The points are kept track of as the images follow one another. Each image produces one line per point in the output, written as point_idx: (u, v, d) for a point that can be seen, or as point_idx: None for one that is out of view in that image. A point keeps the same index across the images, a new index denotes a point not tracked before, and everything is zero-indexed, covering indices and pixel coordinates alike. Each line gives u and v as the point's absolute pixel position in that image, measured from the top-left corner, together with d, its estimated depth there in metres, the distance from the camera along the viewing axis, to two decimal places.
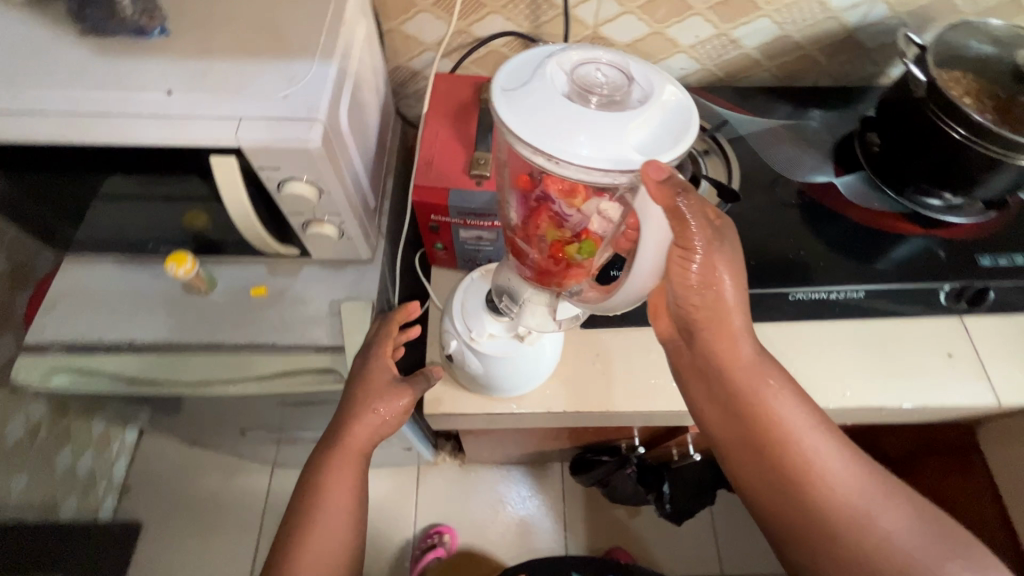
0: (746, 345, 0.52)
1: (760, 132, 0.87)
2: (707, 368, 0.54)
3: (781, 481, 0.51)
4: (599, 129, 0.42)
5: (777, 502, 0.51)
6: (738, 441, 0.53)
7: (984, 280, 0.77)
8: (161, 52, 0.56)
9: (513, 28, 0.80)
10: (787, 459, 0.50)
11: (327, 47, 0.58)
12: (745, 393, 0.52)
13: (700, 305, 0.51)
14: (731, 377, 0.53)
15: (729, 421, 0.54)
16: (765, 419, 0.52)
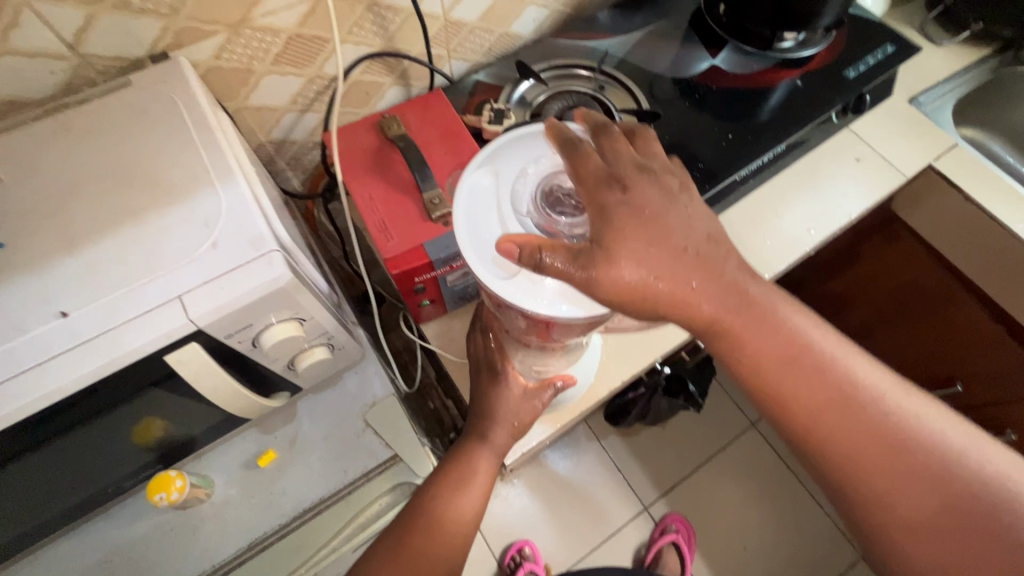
0: (834, 358, 0.46)
1: (629, 47, 0.90)
2: (794, 415, 0.45)
3: (912, 494, 0.43)
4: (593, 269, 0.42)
5: (920, 522, 0.43)
6: (837, 414, 0.44)
7: (859, 89, 0.86)
8: (10, 268, 0.42)
9: (367, 51, 0.72)
10: (917, 465, 0.43)
11: (219, 163, 0.47)
12: (849, 419, 0.44)
13: (766, 351, 0.44)
14: (827, 413, 0.44)
15: (815, 394, 0.45)
16: (879, 436, 0.44)
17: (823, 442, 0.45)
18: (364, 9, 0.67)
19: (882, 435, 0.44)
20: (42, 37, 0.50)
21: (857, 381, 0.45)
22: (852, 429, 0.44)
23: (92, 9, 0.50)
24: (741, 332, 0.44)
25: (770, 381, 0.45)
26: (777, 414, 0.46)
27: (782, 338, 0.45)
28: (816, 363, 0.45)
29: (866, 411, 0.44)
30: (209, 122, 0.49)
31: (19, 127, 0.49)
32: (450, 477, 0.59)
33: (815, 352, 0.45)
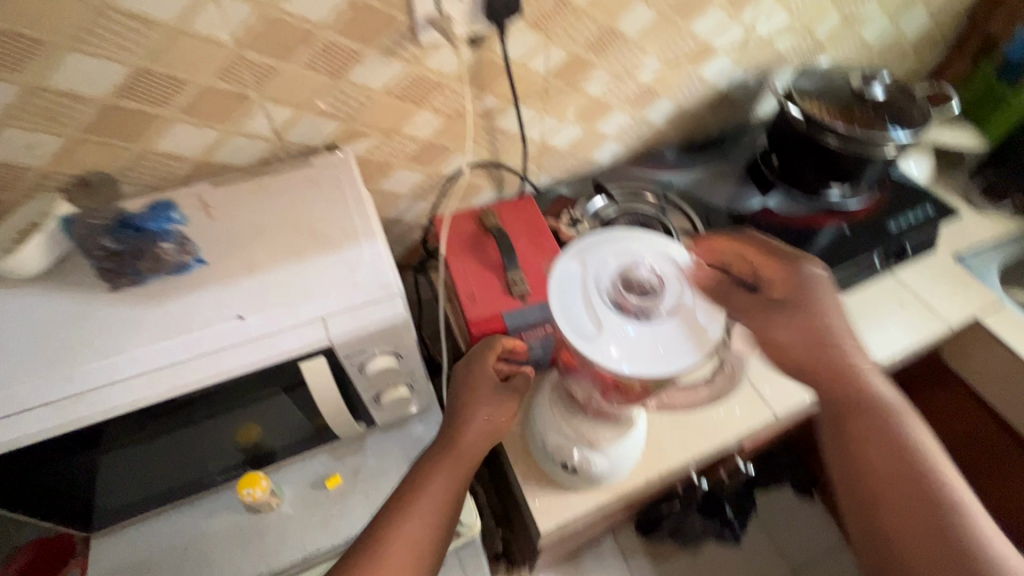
0: (897, 416, 0.53)
1: (691, 182, 1.05)
2: (842, 419, 0.54)
3: (914, 537, 0.47)
4: (660, 344, 0.47)
5: (923, 561, 0.46)
6: (880, 446, 0.52)
7: (900, 240, 0.96)
8: (208, 281, 0.56)
9: (477, 159, 0.90)
10: (930, 515, 0.48)
11: (366, 227, 0.62)
12: (884, 444, 0.52)
13: (826, 370, 0.55)
14: (869, 433, 0.53)
15: (867, 424, 0.53)
16: (906, 471, 0.50)
17: (857, 451, 0.53)
18: (482, 130, 0.86)
19: (905, 472, 0.50)
20: (262, 126, 0.69)
21: (906, 426, 0.53)
22: (883, 455, 0.51)
23: (300, 111, 0.70)
24: (814, 354, 0.56)
25: (836, 382, 0.55)
26: (831, 419, 0.55)
27: (848, 362, 0.56)
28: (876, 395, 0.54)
29: (906, 449, 0.51)
30: (364, 197, 0.65)
31: (230, 184, 0.67)
32: None
33: (878, 404, 0.54)
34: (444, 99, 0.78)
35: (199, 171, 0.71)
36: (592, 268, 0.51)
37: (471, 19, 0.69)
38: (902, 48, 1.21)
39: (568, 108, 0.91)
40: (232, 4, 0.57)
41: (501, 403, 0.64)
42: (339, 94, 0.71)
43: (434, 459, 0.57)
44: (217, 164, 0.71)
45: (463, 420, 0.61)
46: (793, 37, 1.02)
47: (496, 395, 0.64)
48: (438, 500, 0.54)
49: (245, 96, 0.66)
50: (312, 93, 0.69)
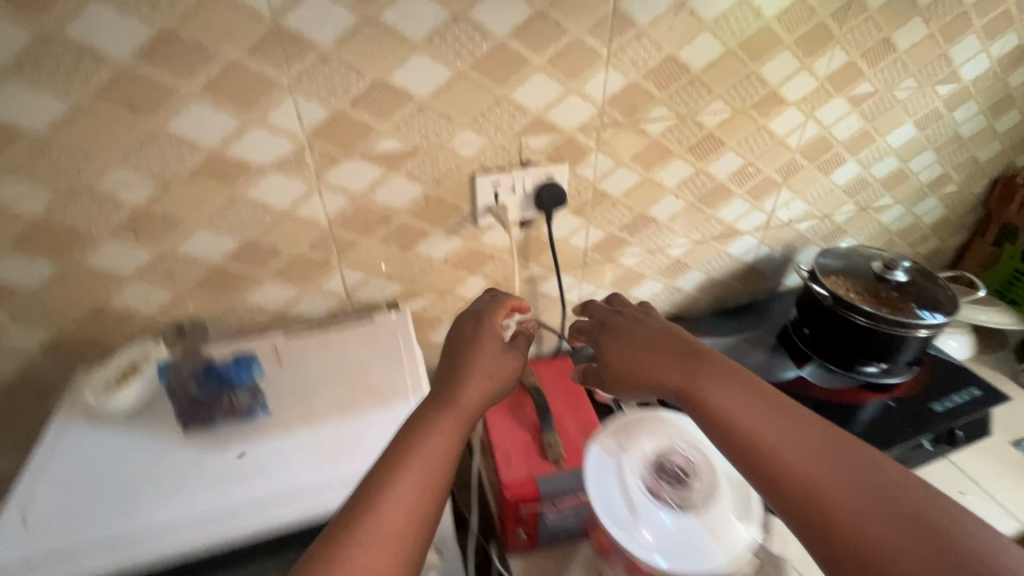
0: (766, 399, 0.49)
1: (723, 348, 1.09)
2: (729, 426, 0.49)
3: (853, 500, 0.42)
4: (692, 539, 0.50)
5: (877, 526, 0.40)
6: (755, 435, 0.48)
7: (949, 423, 0.93)
8: (265, 429, 0.61)
9: (519, 318, 0.98)
10: (849, 471, 0.43)
11: (415, 383, 0.67)
12: (773, 419, 0.48)
13: (700, 379, 0.53)
14: (740, 412, 0.49)
15: (732, 415, 0.49)
16: (793, 427, 0.47)
17: (750, 436, 0.48)
18: (526, 292, 0.95)
19: (804, 439, 0.46)
20: (335, 286, 0.80)
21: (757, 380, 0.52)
22: (776, 430, 0.47)
23: (370, 275, 0.81)
24: (686, 362, 0.55)
25: (697, 390, 0.52)
26: (716, 429, 0.50)
27: (712, 361, 0.54)
28: (731, 366, 0.53)
29: (771, 398, 0.50)
30: (415, 356, 0.71)
31: (301, 336, 0.75)
32: None
33: (750, 386, 0.51)
34: (494, 268, 0.88)
35: (276, 322, 0.80)
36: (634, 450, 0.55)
37: (523, 208, 0.81)
38: (921, 231, 1.29)
39: (605, 277, 1.00)
40: (332, 196, 0.71)
41: (508, 362, 0.57)
42: (405, 262, 0.81)
43: (433, 415, 0.50)
44: (292, 316, 0.80)
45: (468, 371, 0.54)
46: (813, 221, 1.12)
47: (504, 358, 0.58)
48: (438, 457, 0.47)
49: (327, 263, 0.77)
50: (383, 261, 0.80)
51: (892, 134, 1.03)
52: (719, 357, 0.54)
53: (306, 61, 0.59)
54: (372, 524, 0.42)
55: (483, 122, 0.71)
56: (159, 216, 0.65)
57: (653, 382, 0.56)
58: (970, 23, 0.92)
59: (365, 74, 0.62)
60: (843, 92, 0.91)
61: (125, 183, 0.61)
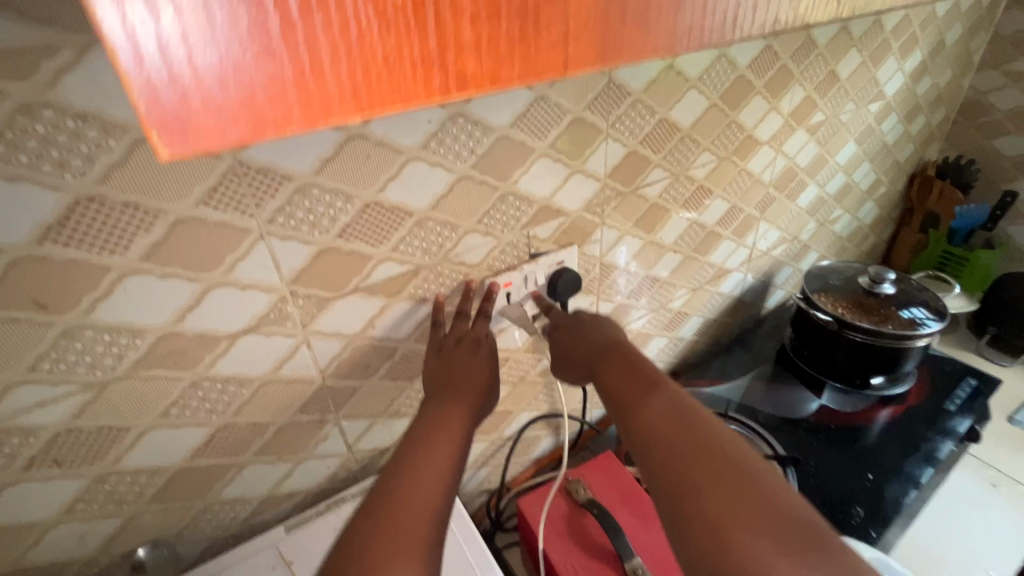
0: (675, 387, 0.47)
1: (738, 390, 1.06)
2: (630, 407, 0.46)
3: (715, 495, 0.36)
4: None
5: (741, 516, 0.34)
6: (642, 401, 0.46)
7: (964, 420, 0.96)
8: None
9: (536, 414, 0.87)
10: (713, 470, 0.37)
11: (480, 557, 0.62)
12: (661, 406, 0.44)
13: (619, 374, 0.51)
14: (641, 396, 0.46)
15: (633, 386, 0.48)
16: (675, 416, 0.43)
17: (640, 424, 0.44)
18: (542, 385, 0.84)
19: (684, 425, 0.42)
20: (334, 443, 0.64)
21: (656, 372, 0.49)
22: (662, 413, 0.43)
23: (373, 420, 0.67)
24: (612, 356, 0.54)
25: (609, 381, 0.51)
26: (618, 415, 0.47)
27: (626, 359, 0.53)
28: (642, 368, 0.50)
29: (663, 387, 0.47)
30: (467, 521, 0.65)
31: (307, 522, 0.61)
32: None
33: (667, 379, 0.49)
34: (507, 371, 0.78)
35: (263, 508, 0.62)
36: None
37: (536, 302, 0.71)
38: (864, 232, 1.37)
39: None
40: (324, 344, 0.57)
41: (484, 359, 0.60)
42: (412, 393, 0.68)
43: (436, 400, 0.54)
44: (283, 495, 0.63)
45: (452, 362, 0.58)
46: (785, 245, 1.14)
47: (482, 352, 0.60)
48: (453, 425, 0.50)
49: (321, 421, 0.62)
50: (388, 399, 0.66)
51: (839, 154, 1.08)
52: (640, 358, 0.53)
53: (281, 197, 0.46)
54: (402, 510, 0.39)
55: (488, 223, 0.61)
56: (95, 430, 0.47)
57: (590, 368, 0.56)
58: (888, 46, 0.99)
59: (355, 199, 0.50)
60: (802, 124, 0.93)
61: (37, 402, 0.43)
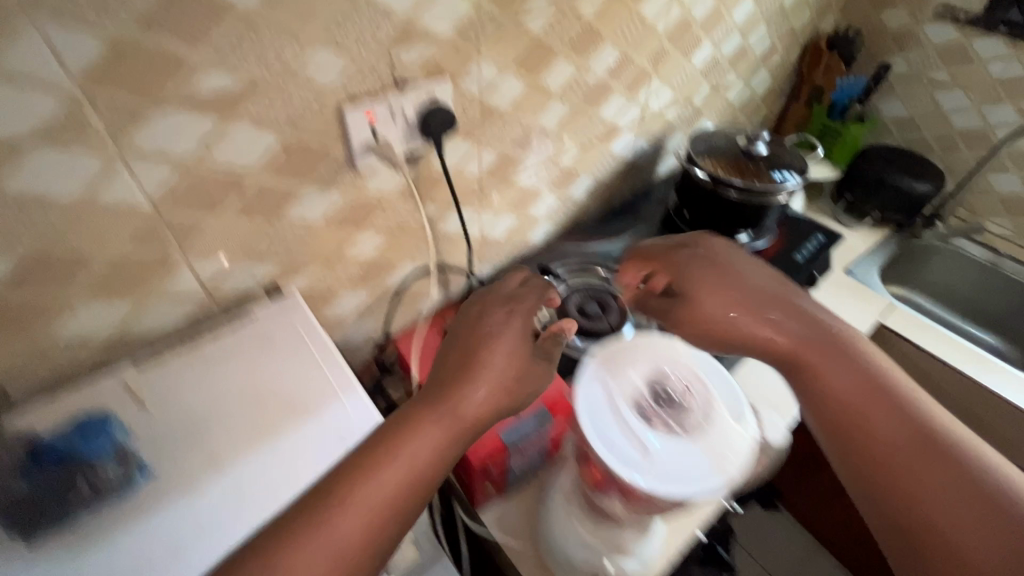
0: (870, 358, 0.62)
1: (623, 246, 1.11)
2: (801, 369, 0.62)
3: (911, 454, 0.54)
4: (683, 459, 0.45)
5: (931, 497, 0.52)
6: (866, 391, 0.59)
7: (808, 267, 1.09)
8: (156, 499, 0.46)
9: (421, 266, 0.88)
10: (894, 402, 0.57)
11: (344, 380, 0.55)
12: (838, 366, 0.60)
13: (769, 308, 0.65)
14: (788, 334, 0.63)
15: (841, 372, 0.60)
16: (861, 377, 0.60)
17: (819, 388, 0.60)
18: (424, 237, 0.84)
19: (866, 383, 0.59)
20: (186, 284, 0.61)
21: (812, 315, 0.65)
22: (850, 384, 0.59)
23: (230, 262, 0.63)
24: (720, 288, 0.67)
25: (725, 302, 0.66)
26: (763, 349, 0.64)
27: (779, 292, 0.67)
28: (810, 320, 0.64)
29: (815, 336, 0.63)
30: (330, 348, 0.58)
31: (162, 362, 0.56)
32: None
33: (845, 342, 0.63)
34: (383, 219, 0.76)
35: (114, 352, 0.60)
36: (618, 381, 0.49)
37: (407, 139, 0.67)
38: (756, 103, 1.41)
39: (502, 200, 0.92)
40: (147, 167, 0.51)
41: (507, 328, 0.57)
42: (273, 236, 0.65)
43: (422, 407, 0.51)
44: (134, 337, 0.60)
45: (474, 350, 0.55)
46: (677, 107, 1.15)
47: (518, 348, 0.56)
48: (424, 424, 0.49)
49: (166, 261, 0.58)
50: (245, 240, 0.63)
51: (737, 9, 1.06)
52: (775, 289, 0.67)
53: None
54: (331, 529, 0.43)
55: (337, 35, 0.55)
56: None
57: (742, 333, 0.64)
58: None
59: None
60: None
61: None
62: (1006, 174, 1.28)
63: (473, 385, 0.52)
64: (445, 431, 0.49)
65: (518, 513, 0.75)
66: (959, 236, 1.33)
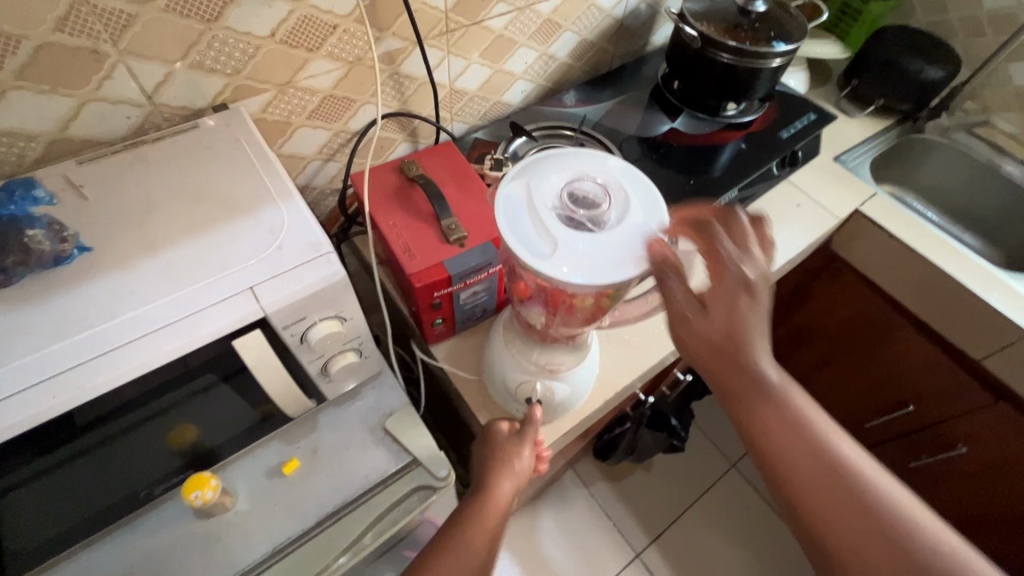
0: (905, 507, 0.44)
1: (605, 112, 1.07)
2: (795, 491, 0.45)
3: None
4: (598, 247, 0.47)
5: None
6: (890, 564, 0.42)
7: (792, 145, 1.06)
8: (93, 269, 0.48)
9: (385, 110, 0.85)
10: (910, 549, 0.42)
11: (279, 186, 0.57)
12: (843, 499, 0.44)
13: (755, 393, 0.47)
14: (788, 443, 0.46)
15: (877, 550, 0.43)
16: (870, 517, 0.44)
17: (813, 523, 0.45)
18: (386, 75, 0.80)
19: (869, 521, 0.43)
20: (126, 87, 0.60)
21: (799, 403, 0.47)
22: (852, 528, 0.44)
23: (171, 67, 0.61)
24: (727, 363, 0.46)
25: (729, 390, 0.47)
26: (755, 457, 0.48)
27: (747, 372, 0.46)
28: (796, 414, 0.47)
29: (818, 451, 0.45)
30: (270, 159, 0.59)
31: (101, 159, 0.58)
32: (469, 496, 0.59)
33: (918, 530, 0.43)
34: (339, 44, 0.71)
35: (56, 149, 0.60)
36: (538, 185, 0.50)
37: None
38: None
39: (474, 46, 0.87)
40: None
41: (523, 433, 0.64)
42: (214, 44, 0.62)
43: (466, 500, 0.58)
44: (79, 140, 0.60)
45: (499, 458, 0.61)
46: None
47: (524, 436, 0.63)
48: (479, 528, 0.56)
49: (97, 52, 0.56)
50: (184, 43, 0.60)
51: None
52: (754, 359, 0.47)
53: None
54: None
55: None
56: None
57: (786, 453, 0.46)
58: None
59: None
60: None
61: None
62: None
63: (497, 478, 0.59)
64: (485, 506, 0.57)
65: (467, 349, 0.80)
66: (962, 130, 1.25)
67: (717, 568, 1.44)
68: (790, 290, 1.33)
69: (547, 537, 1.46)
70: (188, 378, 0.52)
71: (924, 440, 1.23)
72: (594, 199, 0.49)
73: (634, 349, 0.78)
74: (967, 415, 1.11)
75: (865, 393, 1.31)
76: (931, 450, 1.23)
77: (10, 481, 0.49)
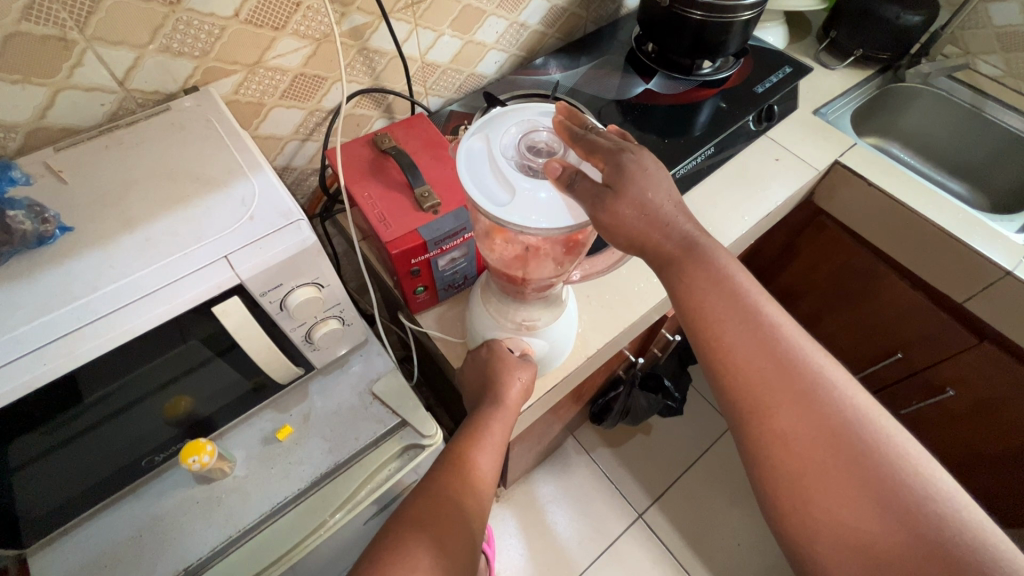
0: (845, 387, 0.47)
1: (580, 78, 1.08)
2: (750, 393, 0.47)
3: (845, 488, 0.44)
4: (551, 196, 0.50)
5: (858, 529, 0.43)
6: (826, 441, 0.45)
7: (767, 101, 1.06)
8: (77, 248, 0.51)
9: (358, 87, 0.86)
10: (855, 445, 0.44)
11: (250, 160, 0.59)
12: (798, 396, 0.46)
13: (703, 294, 0.48)
14: (750, 349, 0.47)
15: (816, 434, 0.45)
16: (819, 416, 0.45)
17: (765, 422, 0.46)
18: (355, 51, 0.81)
19: (822, 416, 0.45)
20: (97, 74, 0.62)
21: (764, 312, 0.48)
22: (802, 422, 0.45)
23: (140, 51, 0.63)
24: (690, 267, 0.49)
25: (694, 295, 0.49)
26: (713, 363, 0.49)
27: (712, 276, 0.49)
28: (758, 320, 0.48)
29: (776, 351, 0.47)
30: (240, 134, 0.61)
31: (79, 145, 0.60)
32: (465, 447, 0.60)
33: (855, 409, 0.46)
34: (304, 21, 0.72)
35: (37, 138, 0.62)
36: (496, 138, 0.53)
37: None
38: None
39: (442, 19, 0.87)
40: None
41: (517, 383, 0.66)
42: (179, 26, 0.63)
43: (460, 452, 0.59)
44: (56, 128, 0.62)
45: (496, 405, 0.64)
46: None
47: (518, 383, 0.67)
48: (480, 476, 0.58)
49: (65, 39, 0.57)
50: (150, 27, 0.61)
51: None
52: (718, 271, 0.49)
53: None
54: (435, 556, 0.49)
55: None
56: None
57: (738, 356, 0.47)
58: None
59: None
60: None
61: None
62: (1008, 2, 1.16)
63: (490, 439, 0.61)
64: (477, 453, 0.59)
65: (452, 315, 0.82)
66: (943, 76, 1.23)
67: (718, 523, 1.48)
68: (780, 246, 1.33)
69: (547, 503, 1.50)
70: (178, 349, 0.54)
71: (915, 387, 1.25)
72: (548, 148, 0.53)
73: (611, 310, 0.80)
74: (953, 358, 1.12)
75: (858, 343, 1.32)
76: (922, 395, 1.24)
77: (22, 456, 0.52)
